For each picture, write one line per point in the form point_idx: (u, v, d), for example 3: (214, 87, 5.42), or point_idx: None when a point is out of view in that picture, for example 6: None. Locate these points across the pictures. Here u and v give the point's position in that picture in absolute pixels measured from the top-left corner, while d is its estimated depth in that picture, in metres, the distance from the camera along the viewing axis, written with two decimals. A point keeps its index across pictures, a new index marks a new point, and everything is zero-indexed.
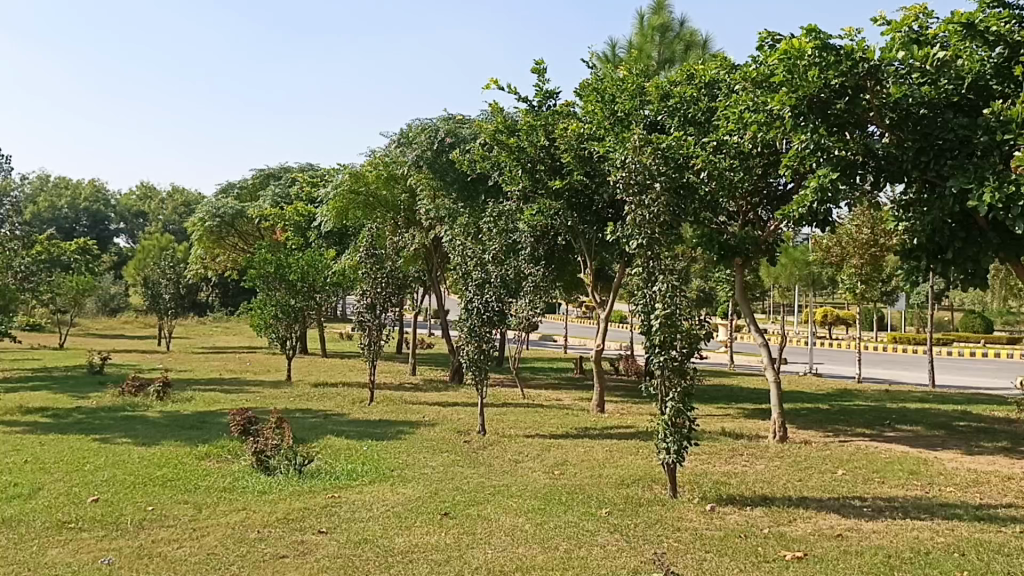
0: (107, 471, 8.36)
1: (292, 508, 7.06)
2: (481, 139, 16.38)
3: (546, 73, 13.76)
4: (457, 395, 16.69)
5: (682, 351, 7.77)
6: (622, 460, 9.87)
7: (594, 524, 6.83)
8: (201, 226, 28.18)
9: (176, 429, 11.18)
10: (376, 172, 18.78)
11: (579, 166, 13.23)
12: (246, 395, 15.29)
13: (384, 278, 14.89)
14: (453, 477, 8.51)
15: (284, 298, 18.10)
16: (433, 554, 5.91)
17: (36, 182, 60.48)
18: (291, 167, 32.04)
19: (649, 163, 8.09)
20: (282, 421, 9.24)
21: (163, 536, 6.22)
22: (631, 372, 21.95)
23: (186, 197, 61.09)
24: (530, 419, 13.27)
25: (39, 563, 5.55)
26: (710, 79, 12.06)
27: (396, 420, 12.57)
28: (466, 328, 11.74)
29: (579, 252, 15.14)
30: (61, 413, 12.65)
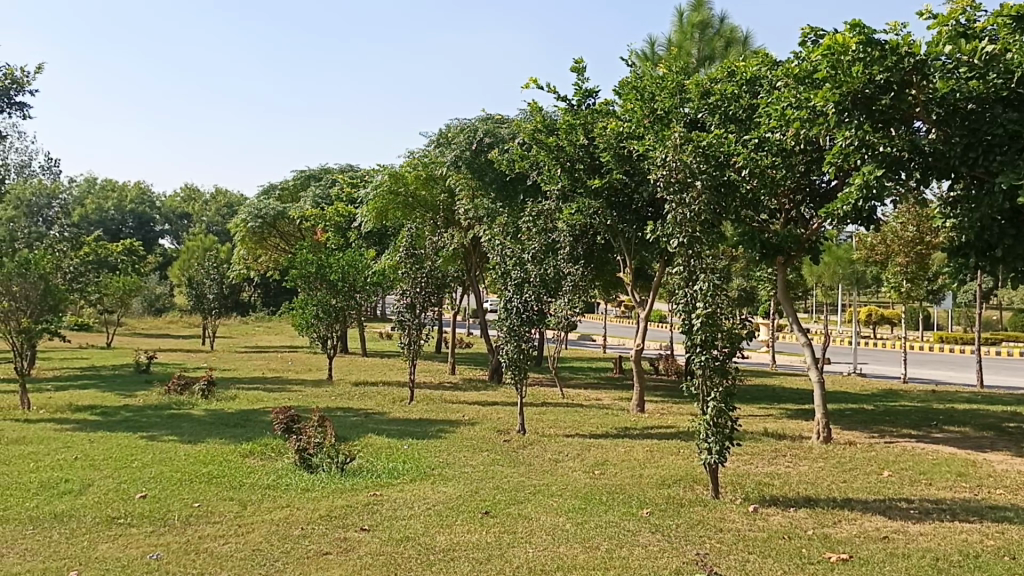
0: (154, 468, 8.52)
1: (335, 505, 7.14)
2: (519, 139, 16.41)
3: (585, 72, 13.70)
4: (496, 394, 16.73)
5: (723, 351, 7.71)
6: (662, 460, 9.81)
7: (635, 524, 6.80)
8: (243, 227, 28.57)
9: (220, 427, 11.35)
10: (415, 173, 18.93)
11: (619, 165, 13.18)
12: (288, 394, 15.48)
13: (424, 278, 14.96)
14: (493, 476, 8.53)
15: (326, 298, 18.26)
16: (475, 552, 5.93)
17: (84, 187, 61.75)
18: (331, 169, 32.33)
19: (689, 161, 7.99)
20: (324, 420, 9.34)
21: (208, 532, 6.33)
22: (671, 372, 21.82)
23: (228, 199, 62.00)
24: (570, 419, 13.24)
25: (89, 558, 5.67)
26: (752, 76, 11.78)
27: (436, 419, 12.63)
28: (506, 327, 11.75)
29: (619, 251, 15.08)
30: (109, 411, 12.91)
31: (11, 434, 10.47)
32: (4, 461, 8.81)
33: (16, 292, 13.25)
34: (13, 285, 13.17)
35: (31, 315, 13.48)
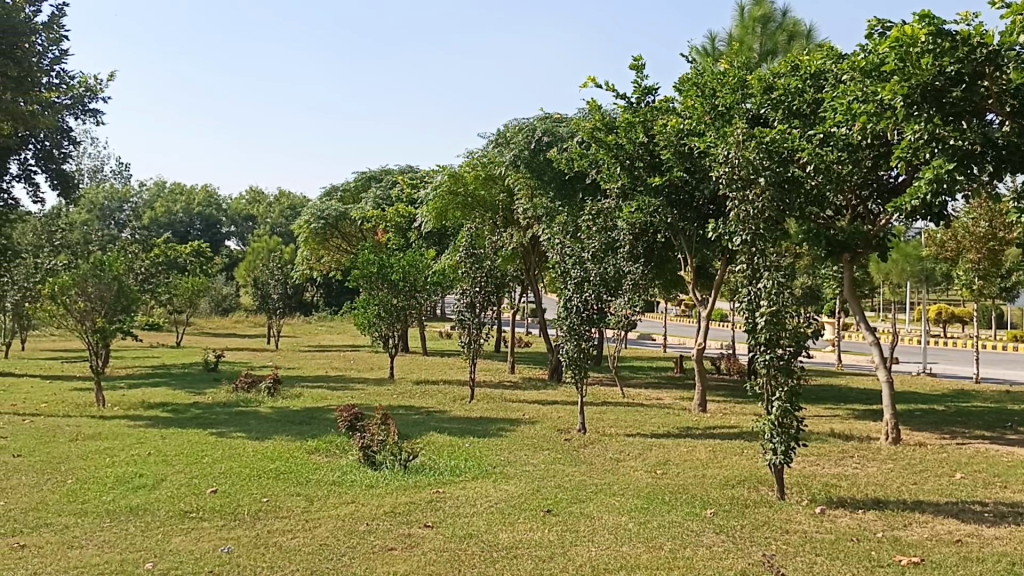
0: (224, 464, 8.74)
1: (399, 501, 7.23)
2: (578, 138, 16.39)
3: (644, 69, 13.62)
4: (556, 393, 16.74)
5: (789, 349, 7.60)
6: (725, 460, 9.70)
7: (699, 524, 6.74)
8: (307, 228, 29.17)
9: (286, 424, 11.60)
10: (474, 173, 19.04)
11: (679, 162, 13.03)
12: (352, 393, 15.73)
13: (484, 277, 15.01)
14: (555, 475, 8.53)
15: (387, 298, 18.50)
16: (538, 550, 5.95)
17: (153, 191, 63.53)
18: (391, 170, 32.69)
19: (752, 157, 7.88)
20: (387, 418, 9.50)
21: (277, 526, 6.47)
22: (733, 371, 21.55)
23: (291, 201, 63.20)
24: (630, 418, 13.19)
25: (164, 550, 5.85)
26: (817, 69, 11.70)
27: (497, 418, 12.71)
28: (566, 327, 11.72)
29: (679, 249, 14.96)
30: (181, 408, 13.29)
31: (88, 430, 10.85)
32: (82, 456, 9.13)
33: (91, 293, 13.71)
34: (89, 287, 13.63)
35: (106, 315, 13.94)
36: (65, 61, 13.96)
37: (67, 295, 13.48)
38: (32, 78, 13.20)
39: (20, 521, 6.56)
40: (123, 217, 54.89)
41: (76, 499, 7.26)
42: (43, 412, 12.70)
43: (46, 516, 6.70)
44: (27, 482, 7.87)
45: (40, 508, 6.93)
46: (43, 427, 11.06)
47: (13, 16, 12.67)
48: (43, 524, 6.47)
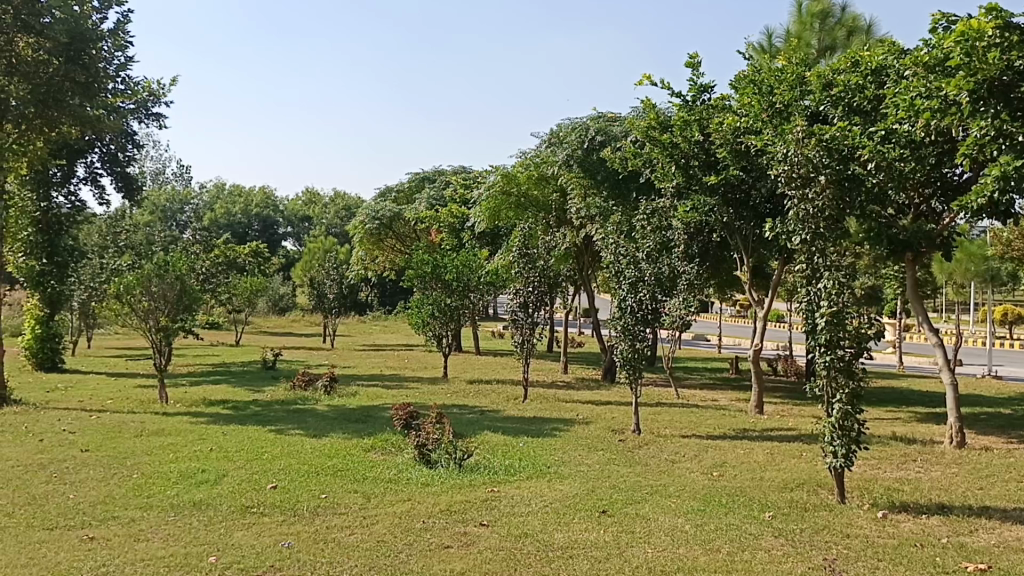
0: (284, 460, 8.90)
1: (454, 500, 7.27)
2: (632, 137, 16.34)
3: (700, 67, 13.48)
4: (611, 394, 16.68)
5: (850, 351, 7.43)
6: (784, 463, 9.55)
7: (758, 527, 6.65)
8: (362, 229, 29.49)
9: (344, 422, 11.75)
10: (527, 173, 19.07)
11: (736, 161, 12.92)
12: (407, 391, 15.86)
13: (537, 276, 15.06)
14: (610, 475, 8.51)
15: (441, 297, 18.63)
16: (593, 551, 5.93)
17: (213, 193, 64.84)
18: (445, 170, 32.84)
19: (812, 155, 7.77)
20: (442, 417, 9.60)
21: (336, 523, 6.56)
22: (790, 373, 21.21)
23: (346, 202, 63.94)
24: (685, 419, 13.08)
25: (227, 545, 5.98)
26: (878, 65, 11.34)
27: (551, 417, 12.70)
28: (620, 327, 11.68)
29: (736, 249, 14.77)
30: (241, 406, 13.55)
31: (152, 426, 11.13)
32: (147, 451, 9.36)
33: (154, 292, 14.03)
34: (152, 286, 13.96)
35: (169, 314, 14.29)
36: (131, 66, 14.35)
37: (131, 294, 13.88)
38: (99, 84, 13.60)
39: (89, 514, 6.76)
40: (184, 218, 56.21)
41: (142, 493, 7.46)
42: (109, 408, 13.06)
43: (114, 510, 6.89)
44: (94, 476, 8.11)
45: (109, 502, 7.13)
46: (109, 423, 11.40)
47: (81, 23, 13.07)
48: (111, 517, 6.66)
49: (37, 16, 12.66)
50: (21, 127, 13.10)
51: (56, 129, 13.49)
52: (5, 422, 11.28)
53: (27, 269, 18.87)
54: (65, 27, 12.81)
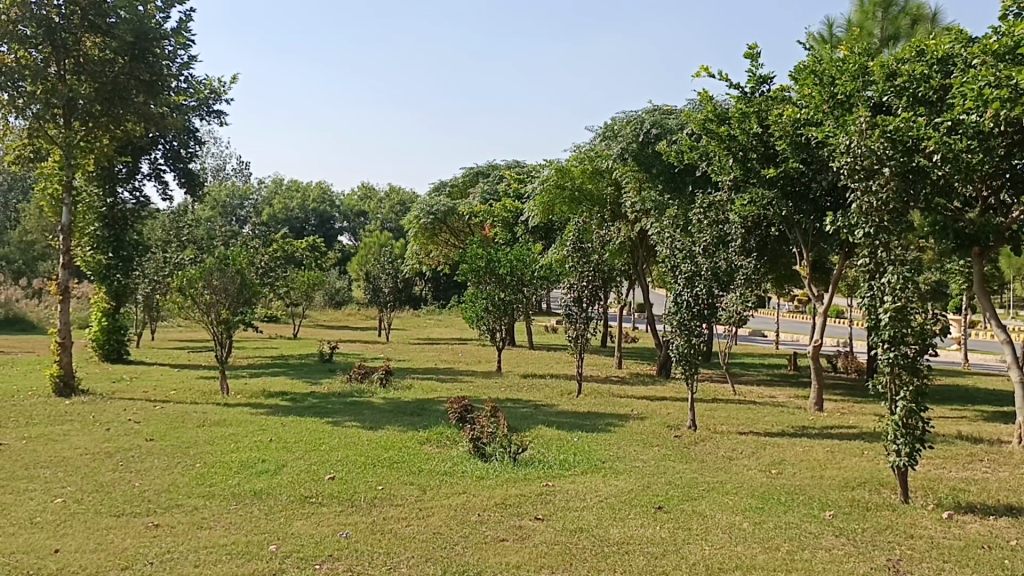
0: (341, 452, 9.02)
1: (509, 493, 7.30)
2: (688, 130, 16.20)
3: (759, 58, 13.27)
4: (666, 390, 16.55)
5: (914, 347, 7.25)
6: (845, 461, 9.37)
7: (818, 526, 6.54)
8: (416, 224, 29.66)
9: (400, 415, 11.86)
10: (581, 167, 19.03)
11: (795, 153, 12.70)
12: (461, 385, 15.94)
13: (591, 271, 14.96)
14: (666, 471, 8.43)
15: (495, 292, 18.64)
16: (650, 546, 5.89)
17: (271, 188, 65.97)
18: (499, 166, 32.81)
19: (876, 146, 7.56)
20: (497, 411, 9.65)
21: (393, 514, 6.62)
22: (851, 369, 20.79)
23: (401, 197, 64.46)
24: (742, 416, 12.88)
25: (287, 534, 6.07)
26: (944, 53, 11.04)
27: (605, 413, 12.64)
28: (676, 322, 11.57)
29: (795, 243, 14.49)
30: (299, 398, 13.77)
31: (214, 417, 11.37)
32: (209, 441, 9.56)
33: (216, 285, 14.32)
34: (214, 280, 14.23)
35: (230, 307, 14.56)
36: (194, 64, 14.64)
37: (194, 287, 14.19)
38: (163, 82, 13.92)
39: (155, 502, 6.94)
40: (243, 214, 57.30)
41: (205, 482, 7.63)
42: (173, 399, 13.38)
43: (177, 498, 7.06)
44: (159, 464, 8.32)
45: (173, 490, 7.31)
46: (173, 413, 11.69)
47: (145, 22, 13.37)
48: (175, 505, 6.83)
49: (104, 16, 13.07)
50: (88, 125, 13.46)
51: (120, 128, 13.86)
52: (74, 412, 11.64)
53: (94, 263, 19.27)
54: (130, 26, 13.08)
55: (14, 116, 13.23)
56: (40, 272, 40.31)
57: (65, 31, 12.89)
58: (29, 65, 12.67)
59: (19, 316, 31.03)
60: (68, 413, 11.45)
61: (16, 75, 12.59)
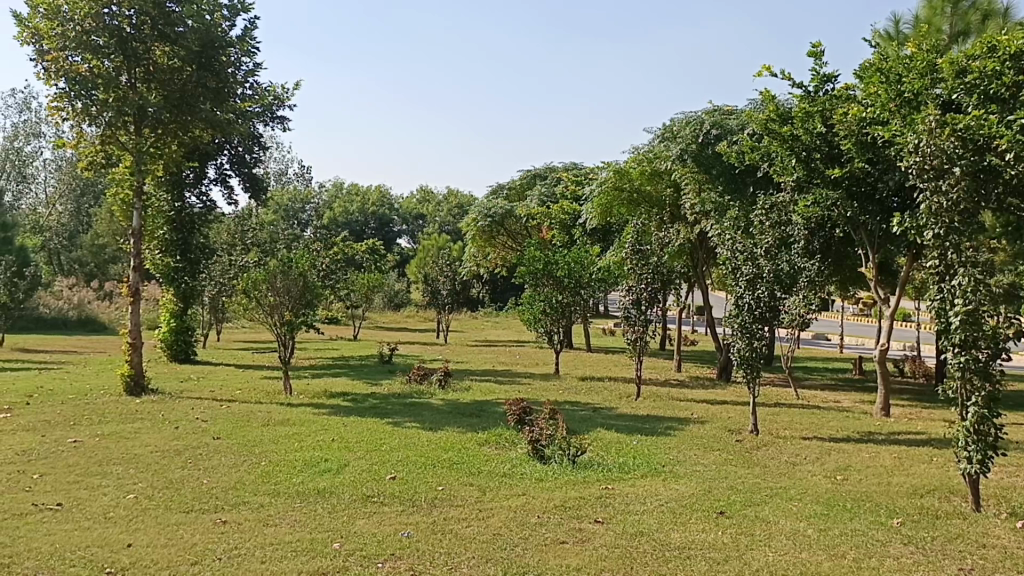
0: (401, 452, 9.12)
1: (569, 496, 7.28)
2: (749, 130, 16.01)
3: (823, 56, 13.04)
4: (727, 393, 16.36)
5: (986, 351, 7.05)
6: (913, 468, 9.13)
7: (885, 534, 6.40)
8: (474, 226, 29.80)
9: (458, 416, 11.93)
10: (640, 168, 18.88)
11: (860, 153, 12.44)
12: (519, 387, 15.98)
13: (650, 273, 14.84)
14: (728, 476, 8.33)
15: (553, 295, 18.61)
16: (712, 552, 5.83)
17: (332, 191, 67.08)
18: (556, 168, 32.69)
19: (947, 145, 7.34)
20: (556, 413, 9.66)
21: (453, 514, 6.67)
22: (918, 374, 20.27)
23: (459, 200, 64.91)
24: (805, 421, 12.65)
25: (350, 532, 6.17)
26: (1017, 49, 10.72)
27: (665, 416, 12.55)
28: (738, 325, 11.43)
29: (860, 245, 14.18)
30: (360, 398, 13.97)
31: (278, 416, 11.60)
32: (273, 440, 9.77)
33: (279, 287, 14.59)
34: (278, 282, 14.53)
35: (293, 309, 14.80)
36: (259, 71, 14.94)
37: (258, 289, 14.52)
38: (229, 89, 14.41)
39: (222, 499, 7.10)
40: (305, 217, 58.20)
41: (269, 480, 7.78)
42: (238, 399, 13.68)
43: (244, 495, 7.22)
44: (227, 462, 8.53)
45: (240, 487, 7.48)
46: (238, 412, 11.96)
47: (212, 31, 13.86)
48: (242, 503, 6.98)
49: (172, 25, 13.44)
50: (158, 131, 13.85)
51: (189, 134, 14.24)
52: (144, 410, 11.98)
53: (163, 265, 19.77)
54: (198, 35, 13.61)
55: (87, 124, 13.66)
56: (112, 275, 41.62)
57: (135, 40, 13.27)
58: (101, 74, 13.04)
59: (91, 317, 32.09)
60: (139, 411, 11.81)
61: (89, 84, 13.01)
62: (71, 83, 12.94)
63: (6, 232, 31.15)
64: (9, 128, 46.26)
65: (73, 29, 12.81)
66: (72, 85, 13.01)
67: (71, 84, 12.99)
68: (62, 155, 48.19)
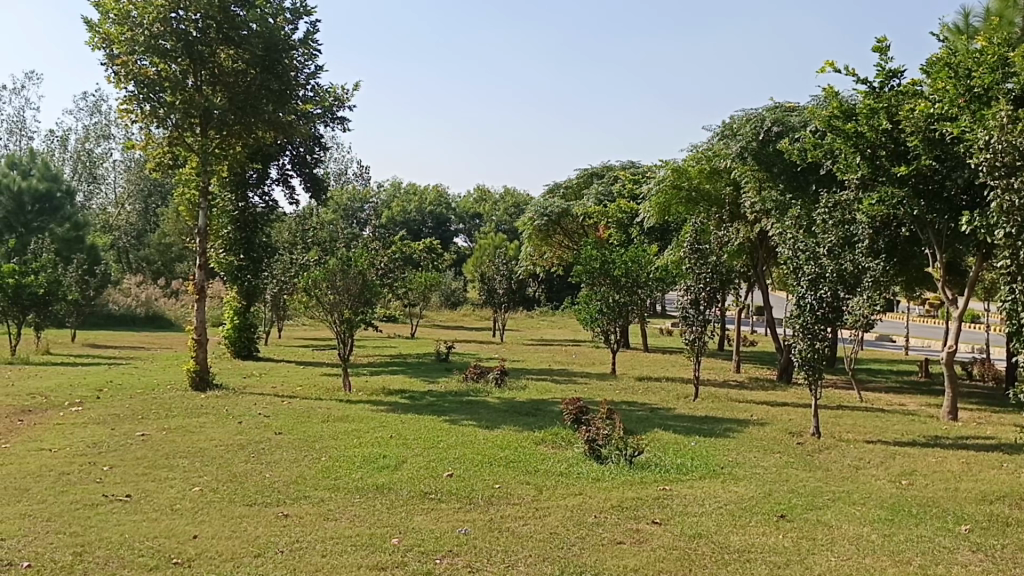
0: (458, 449, 9.19)
1: (626, 496, 7.24)
2: (812, 127, 15.71)
3: (889, 51, 12.73)
4: (787, 395, 16.11)
5: None
6: (982, 473, 8.87)
7: (953, 540, 6.22)
8: (531, 225, 29.82)
9: (515, 415, 11.96)
10: (699, 167, 18.71)
11: (928, 150, 12.16)
12: (575, 386, 15.97)
13: (709, 273, 14.64)
14: (789, 479, 8.20)
15: (609, 294, 18.53)
16: (773, 555, 5.75)
17: (391, 191, 67.88)
18: (614, 167, 32.48)
19: (1019, 142, 7.12)
20: (612, 413, 9.63)
21: (510, 512, 6.70)
22: (987, 377, 19.68)
23: (516, 199, 65.14)
24: (869, 424, 12.38)
25: (408, 528, 6.23)
26: None
27: (724, 417, 12.41)
28: (799, 325, 11.25)
29: (927, 244, 13.82)
30: (417, 396, 14.11)
31: (337, 413, 11.76)
32: (333, 436, 9.90)
33: (339, 286, 14.80)
34: (337, 280, 14.72)
35: (352, 307, 15.00)
36: (320, 73, 15.14)
37: (318, 288, 14.76)
38: (292, 91, 14.52)
39: (284, 493, 7.23)
40: (364, 216, 58.82)
41: (329, 474, 7.91)
42: (299, 395, 13.92)
43: (305, 489, 7.35)
44: (288, 457, 8.69)
45: (301, 481, 7.61)
46: (298, 408, 12.18)
47: (276, 34, 13.95)
48: (303, 497, 7.10)
49: (236, 29, 13.68)
50: (223, 132, 14.19)
51: (253, 135, 14.54)
52: (209, 405, 12.28)
53: (226, 263, 20.17)
54: (262, 39, 13.74)
55: (155, 126, 14.08)
56: (178, 273, 42.72)
57: (201, 44, 13.59)
58: (169, 77, 13.41)
59: (157, 315, 32.98)
60: (204, 406, 12.10)
61: (156, 87, 13.43)
62: (139, 86, 13.37)
63: (79, 231, 32.16)
64: (81, 130, 47.86)
65: (142, 33, 13.18)
66: (140, 88, 13.46)
67: (139, 86, 13.45)
68: (131, 157, 49.68)
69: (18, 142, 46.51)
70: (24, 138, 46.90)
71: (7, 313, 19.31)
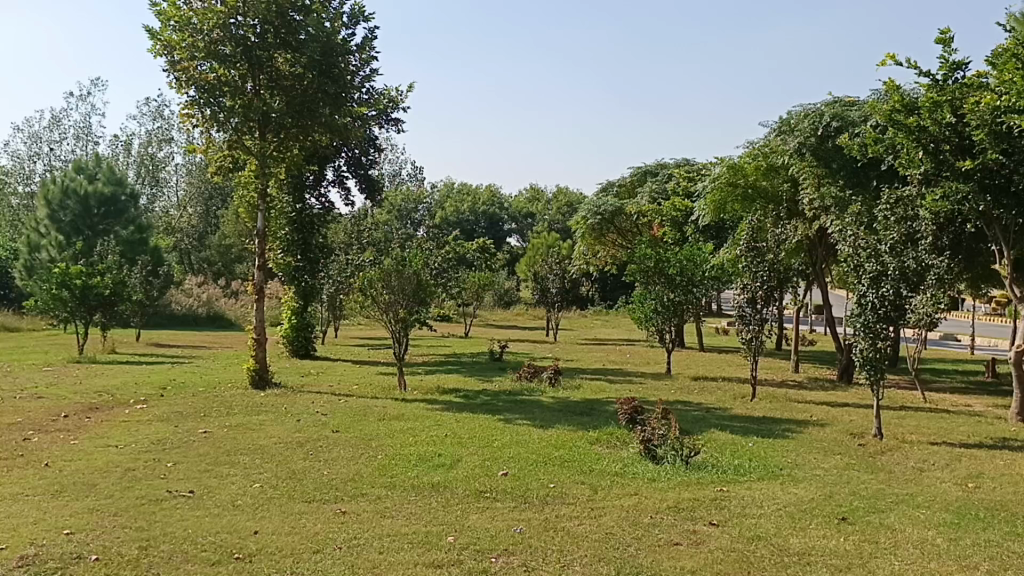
0: (513, 448, 9.20)
1: (682, 497, 7.17)
2: (872, 122, 15.38)
3: (952, 42, 12.39)
4: (847, 395, 15.78)
5: None
6: None
7: (1021, 545, 6.04)
8: (584, 224, 29.73)
9: (570, 414, 11.93)
10: (755, 163, 18.45)
11: (995, 143, 11.80)
12: (630, 386, 15.85)
13: (766, 271, 14.43)
14: (850, 481, 8.04)
15: (664, 293, 18.35)
16: (834, 559, 5.64)
17: (444, 191, 68.31)
18: (667, 164, 32.17)
19: None
20: (668, 413, 9.54)
21: (565, 512, 6.68)
22: None
23: (569, 199, 65.05)
24: (934, 425, 12.04)
25: (463, 526, 6.26)
26: None
27: (782, 418, 12.21)
28: (860, 324, 11.01)
29: (994, 240, 13.42)
30: (472, 395, 14.17)
31: (393, 411, 11.86)
32: (389, 434, 10.01)
33: (394, 285, 14.94)
34: (392, 280, 14.87)
35: (407, 306, 15.12)
36: (375, 76, 15.31)
37: (374, 288, 14.92)
38: (347, 94, 14.63)
39: (342, 490, 7.34)
40: (418, 217, 59.16)
41: (386, 472, 8.00)
42: (356, 394, 14.08)
43: (362, 487, 7.43)
44: (345, 455, 8.81)
45: (358, 479, 7.71)
46: (355, 406, 12.31)
47: (332, 39, 14.05)
48: (360, 494, 7.19)
49: (294, 33, 13.91)
50: (281, 135, 14.43)
51: (310, 138, 14.76)
52: (268, 403, 12.51)
53: (284, 264, 20.50)
54: (318, 44, 13.84)
55: (215, 130, 14.40)
56: (238, 273, 43.58)
57: (259, 49, 13.84)
58: (228, 82, 13.70)
59: (218, 314, 33.71)
60: (263, 404, 12.31)
61: (217, 92, 13.70)
62: (200, 91, 13.69)
63: (142, 233, 33.03)
64: (144, 134, 49.10)
65: (203, 39, 13.53)
66: (201, 94, 13.75)
67: (200, 92, 13.73)
68: (193, 160, 50.86)
69: (84, 147, 47.93)
70: (90, 143, 48.29)
71: (75, 313, 19.92)
